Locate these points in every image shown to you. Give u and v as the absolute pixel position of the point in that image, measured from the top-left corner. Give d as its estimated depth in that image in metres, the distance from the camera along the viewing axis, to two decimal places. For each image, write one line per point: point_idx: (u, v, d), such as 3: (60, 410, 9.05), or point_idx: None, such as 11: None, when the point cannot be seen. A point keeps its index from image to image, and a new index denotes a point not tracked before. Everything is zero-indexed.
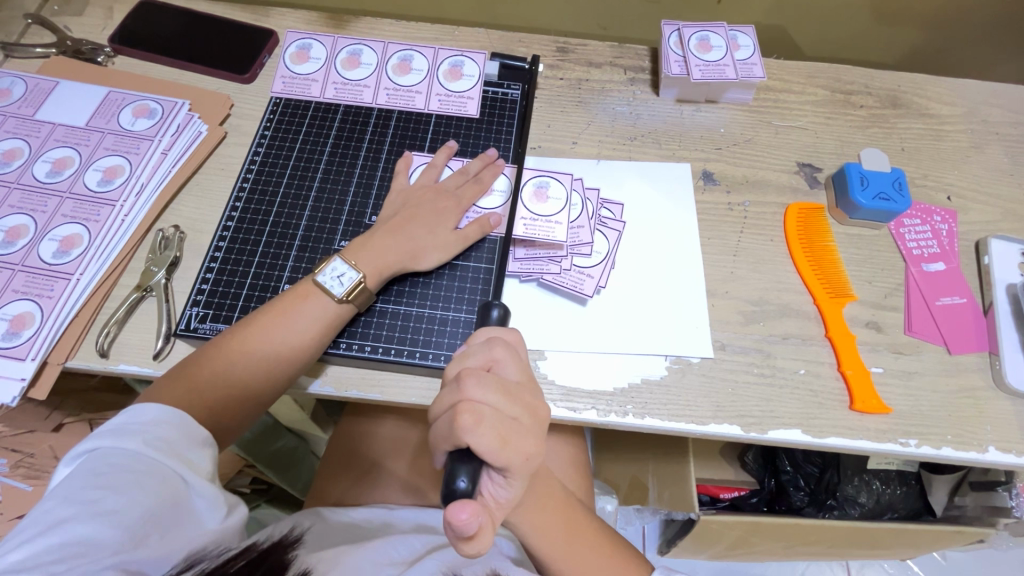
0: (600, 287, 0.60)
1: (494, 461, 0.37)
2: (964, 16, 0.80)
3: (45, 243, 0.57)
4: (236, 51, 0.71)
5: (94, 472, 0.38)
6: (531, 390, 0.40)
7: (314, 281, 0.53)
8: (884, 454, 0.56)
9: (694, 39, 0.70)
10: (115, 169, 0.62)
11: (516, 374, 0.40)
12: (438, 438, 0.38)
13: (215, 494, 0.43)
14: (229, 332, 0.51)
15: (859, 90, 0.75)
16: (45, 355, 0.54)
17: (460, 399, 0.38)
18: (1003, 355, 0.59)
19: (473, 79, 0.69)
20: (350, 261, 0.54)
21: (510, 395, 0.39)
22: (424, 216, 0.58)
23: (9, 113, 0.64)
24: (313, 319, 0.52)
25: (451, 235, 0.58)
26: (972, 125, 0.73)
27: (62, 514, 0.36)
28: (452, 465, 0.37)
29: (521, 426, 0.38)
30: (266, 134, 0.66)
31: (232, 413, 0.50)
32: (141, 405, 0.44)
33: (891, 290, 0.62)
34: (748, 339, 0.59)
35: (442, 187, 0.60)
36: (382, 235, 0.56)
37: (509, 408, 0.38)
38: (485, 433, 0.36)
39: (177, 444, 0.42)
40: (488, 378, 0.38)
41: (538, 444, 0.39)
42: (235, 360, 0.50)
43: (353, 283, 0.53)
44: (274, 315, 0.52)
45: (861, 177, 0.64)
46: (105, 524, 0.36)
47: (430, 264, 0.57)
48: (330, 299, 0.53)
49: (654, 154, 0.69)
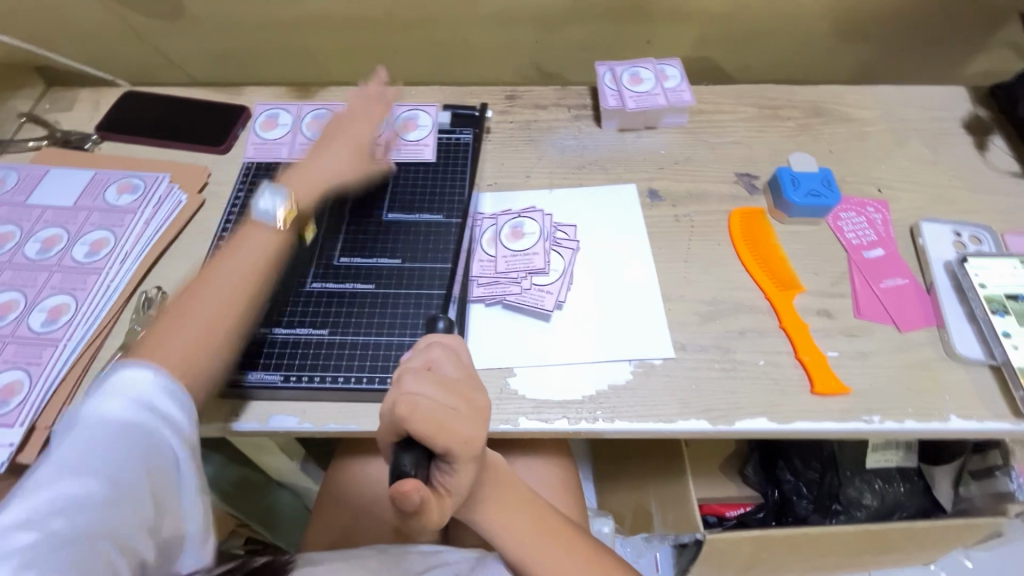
0: (560, 301, 0.63)
1: (434, 447, 0.39)
2: (868, 31, 0.88)
3: (35, 314, 0.61)
4: (212, 127, 0.78)
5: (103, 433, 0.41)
6: (471, 383, 0.43)
7: (252, 214, 0.59)
8: (853, 434, 0.58)
9: (626, 75, 0.78)
10: (101, 241, 0.66)
11: (455, 370, 0.43)
12: (383, 433, 0.40)
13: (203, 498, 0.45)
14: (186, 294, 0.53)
15: (785, 105, 0.81)
16: (33, 420, 0.56)
17: (399, 393, 0.40)
18: (950, 327, 0.61)
19: (427, 128, 0.76)
20: (280, 188, 0.62)
21: (448, 388, 0.41)
22: (340, 141, 0.67)
23: (2, 201, 0.69)
24: (262, 246, 0.58)
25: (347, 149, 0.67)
26: (892, 124, 0.79)
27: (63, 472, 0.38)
28: (396, 455, 0.39)
29: (462, 416, 0.40)
30: (240, 196, 0.72)
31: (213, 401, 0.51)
32: (132, 369, 0.46)
33: (836, 278, 0.66)
34: (707, 337, 0.62)
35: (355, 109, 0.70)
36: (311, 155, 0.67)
37: (448, 400, 0.40)
38: (422, 420, 0.38)
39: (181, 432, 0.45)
40: (426, 373, 0.41)
41: (479, 432, 0.41)
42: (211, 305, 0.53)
43: (289, 207, 0.61)
44: (224, 261, 0.56)
45: (793, 178, 0.69)
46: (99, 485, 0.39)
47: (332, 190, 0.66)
48: (270, 224, 0.59)
49: (602, 179, 0.74)
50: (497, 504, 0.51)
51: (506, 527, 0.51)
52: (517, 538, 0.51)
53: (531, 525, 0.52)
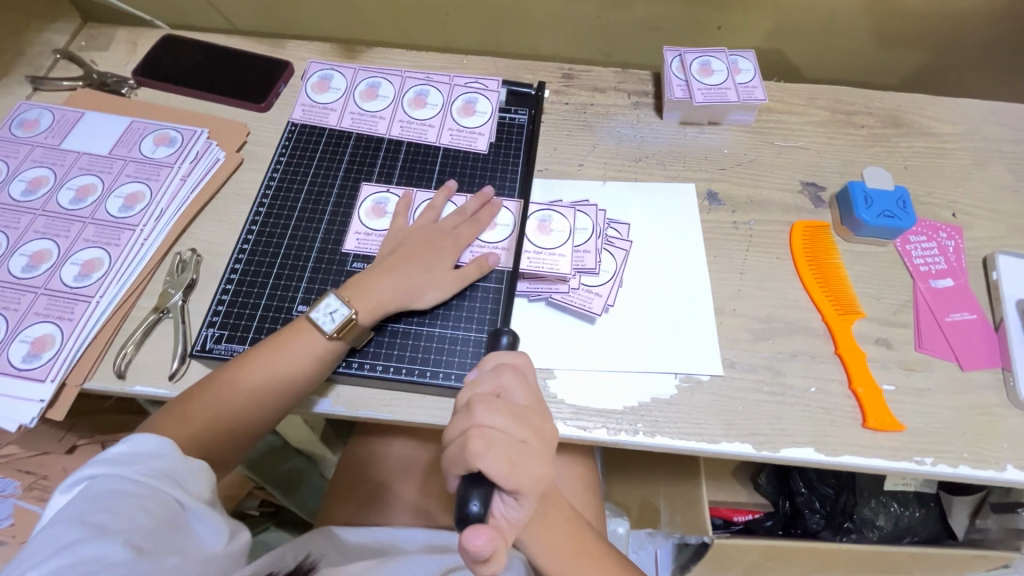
0: (608, 305, 0.60)
1: (504, 485, 0.38)
2: (961, 38, 0.81)
3: (68, 267, 0.59)
4: (253, 82, 0.74)
5: (96, 497, 0.39)
6: (539, 413, 0.42)
7: (308, 318, 0.54)
8: (900, 473, 0.55)
9: (696, 63, 0.72)
10: (136, 195, 0.64)
11: (524, 398, 0.42)
12: (450, 463, 0.39)
13: (217, 519, 0.44)
14: (224, 374, 0.52)
15: (860, 111, 0.76)
16: (64, 377, 0.55)
17: (471, 424, 0.39)
18: (1017, 371, 0.58)
19: (485, 116, 0.71)
20: (344, 298, 0.55)
21: (518, 419, 0.40)
22: (421, 257, 0.58)
23: (36, 143, 0.67)
24: (305, 356, 0.53)
25: (450, 273, 0.58)
26: (974, 143, 0.74)
27: (72, 537, 0.36)
28: (464, 488, 0.38)
29: (530, 449, 0.40)
30: (282, 159, 0.68)
31: (239, 416, 0.51)
32: (143, 433, 0.45)
33: (899, 306, 0.62)
34: (758, 356, 0.59)
35: (442, 228, 0.61)
36: (381, 271, 0.57)
37: (518, 432, 0.40)
38: (495, 457, 0.38)
39: (176, 476, 0.43)
40: (497, 403, 0.40)
41: (545, 466, 0.40)
42: (260, 363, 0.52)
43: (344, 319, 0.54)
44: (271, 347, 0.53)
45: (865, 196, 0.65)
46: (115, 543, 0.36)
47: (428, 302, 0.57)
48: (321, 334, 0.53)
49: (659, 175, 0.70)
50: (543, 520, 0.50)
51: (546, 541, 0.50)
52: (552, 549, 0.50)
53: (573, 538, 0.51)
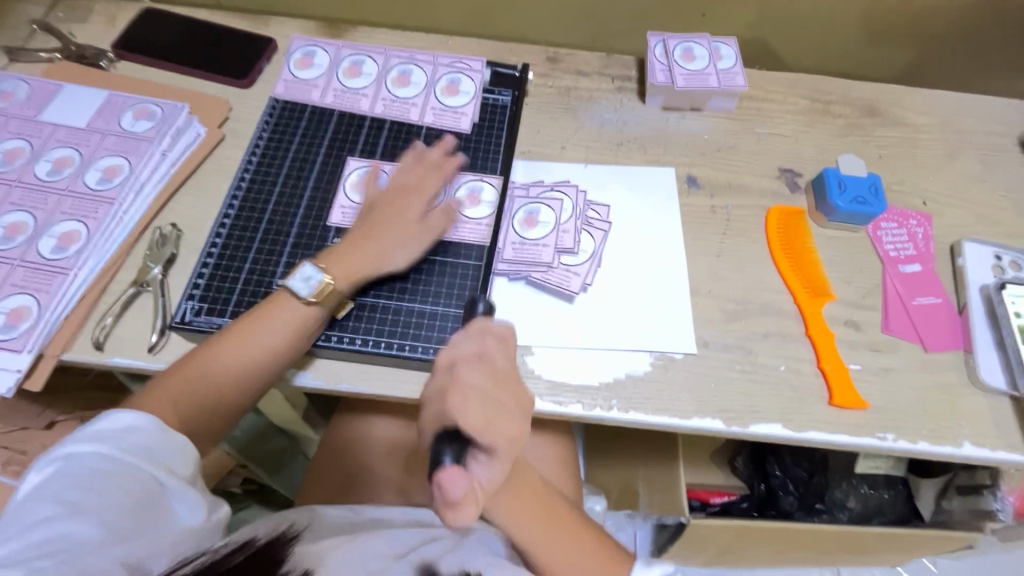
0: (586, 284, 0.62)
1: (479, 440, 0.39)
2: (938, 31, 0.83)
3: (45, 239, 0.59)
4: (235, 58, 0.74)
5: (76, 475, 0.40)
6: (519, 380, 0.43)
7: (284, 287, 0.54)
8: (863, 449, 0.57)
9: (679, 50, 0.73)
10: (115, 168, 0.63)
11: (505, 363, 0.43)
12: (428, 418, 0.40)
13: (196, 497, 0.44)
14: (205, 350, 0.52)
15: (838, 100, 0.77)
16: (41, 348, 0.54)
17: (452, 381, 0.40)
18: (977, 353, 0.60)
19: (469, 96, 0.71)
20: (320, 265, 0.55)
21: (496, 381, 0.41)
22: (389, 217, 0.59)
23: (12, 114, 0.66)
24: (285, 324, 0.53)
25: (416, 227, 0.59)
26: (946, 134, 0.76)
27: (49, 513, 0.38)
28: (438, 444, 0.39)
29: (508, 410, 0.41)
30: (263, 136, 0.68)
31: (224, 388, 0.51)
32: (121, 410, 0.45)
33: (869, 289, 0.64)
34: (731, 336, 0.60)
35: (406, 183, 0.61)
36: (353, 240, 0.57)
37: (497, 393, 0.41)
38: (472, 412, 0.39)
39: (156, 452, 0.44)
40: (479, 365, 0.41)
41: (522, 427, 0.41)
42: (240, 335, 0.52)
43: (321, 284, 0.54)
44: (250, 319, 0.53)
45: (839, 182, 0.67)
46: (87, 525, 0.38)
47: (401, 261, 0.58)
48: (300, 301, 0.54)
49: (639, 160, 0.71)
50: (511, 491, 0.51)
51: (514, 516, 0.51)
52: (538, 536, 0.52)
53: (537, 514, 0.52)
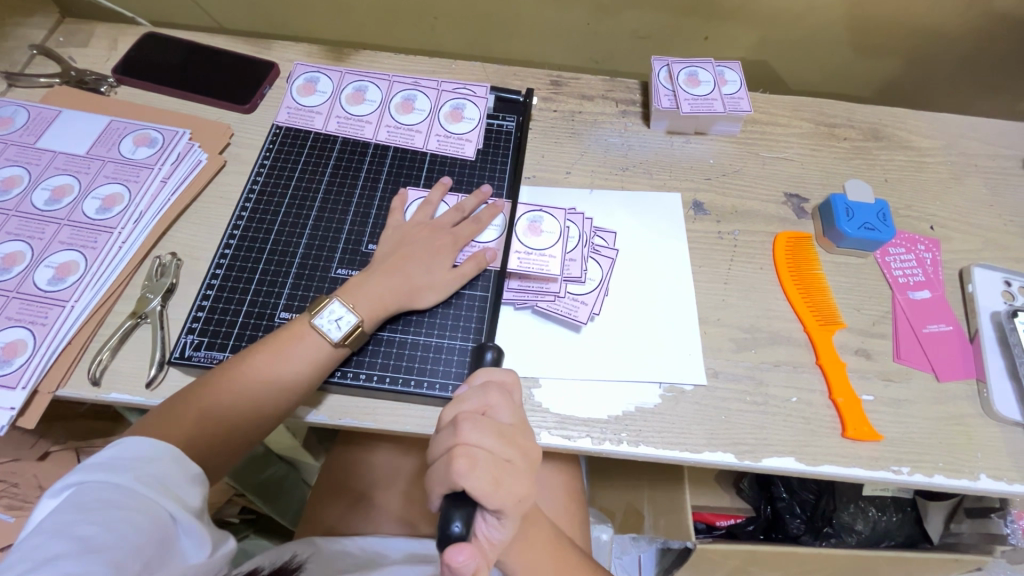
0: (594, 313, 0.61)
1: (488, 504, 0.38)
2: (941, 54, 0.83)
3: (42, 270, 0.58)
4: (237, 83, 0.73)
5: (84, 506, 0.37)
6: (525, 432, 0.42)
7: (310, 323, 0.53)
8: (878, 482, 0.56)
9: (683, 74, 0.73)
10: (114, 196, 0.62)
11: (510, 417, 0.42)
12: (433, 481, 0.39)
13: (202, 533, 0.43)
14: (217, 381, 0.50)
15: (843, 123, 0.77)
16: (36, 383, 0.53)
17: (456, 443, 0.39)
18: (990, 382, 0.60)
19: (473, 122, 0.70)
20: (348, 304, 0.54)
21: (504, 438, 0.40)
22: (421, 255, 0.58)
23: (10, 141, 0.65)
24: (307, 362, 0.52)
25: (448, 272, 0.58)
26: (952, 157, 0.76)
27: (55, 550, 0.34)
28: (446, 508, 0.38)
29: (516, 468, 0.40)
30: (265, 163, 0.67)
31: (237, 421, 0.50)
32: (133, 438, 0.44)
33: (879, 317, 0.63)
34: (740, 366, 0.59)
35: (440, 227, 0.61)
36: (380, 273, 0.56)
37: (504, 451, 0.39)
38: (481, 476, 0.38)
39: (168, 482, 0.42)
40: (483, 421, 0.40)
41: (529, 484, 0.40)
42: (258, 370, 0.51)
43: (351, 327, 0.53)
44: (271, 351, 0.52)
45: (847, 208, 0.66)
46: (99, 560, 0.35)
47: (428, 303, 0.57)
48: (326, 341, 0.53)
49: (645, 185, 0.70)
50: (525, 541, 0.50)
51: (529, 566, 0.50)
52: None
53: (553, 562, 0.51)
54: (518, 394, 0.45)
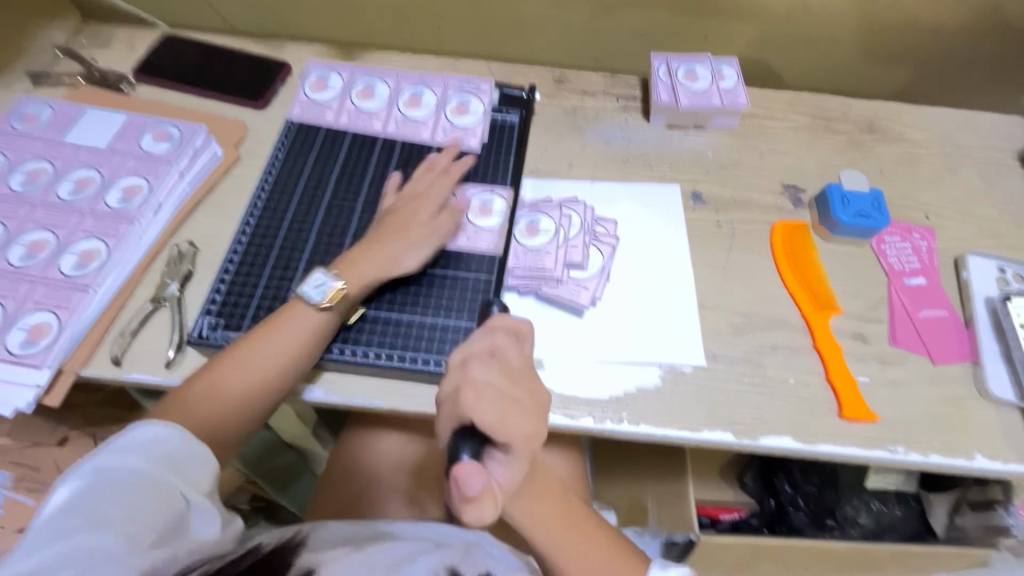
0: (595, 298, 0.62)
1: (495, 436, 0.39)
2: (936, 49, 0.85)
3: (66, 257, 0.60)
4: (252, 81, 0.76)
5: (100, 487, 0.41)
6: (533, 375, 0.44)
7: (297, 296, 0.56)
8: (875, 462, 0.57)
9: (682, 69, 0.75)
10: (134, 187, 0.64)
11: (520, 359, 0.43)
12: (444, 418, 0.41)
13: (213, 512, 0.45)
14: (221, 361, 0.53)
15: (839, 117, 0.79)
16: (60, 363, 0.55)
17: (464, 378, 0.40)
18: (985, 365, 0.61)
19: (478, 116, 0.73)
20: (329, 271, 0.57)
21: (510, 378, 0.42)
22: (401, 224, 0.61)
23: (35, 136, 0.68)
24: (299, 331, 0.54)
25: (429, 237, 0.61)
26: (946, 149, 0.77)
27: (74, 526, 0.38)
28: (455, 441, 0.39)
29: (522, 406, 0.41)
30: (279, 155, 0.70)
31: (245, 397, 0.52)
32: (145, 421, 0.47)
33: (875, 303, 0.65)
34: (739, 349, 0.61)
35: (420, 199, 0.64)
36: (363, 247, 0.59)
37: (511, 389, 0.41)
38: (487, 407, 0.39)
39: (179, 463, 0.45)
40: (490, 362, 0.42)
41: (536, 423, 0.42)
42: (255, 346, 0.53)
43: (333, 290, 0.56)
44: (265, 328, 0.54)
45: (842, 197, 0.68)
46: (112, 536, 0.38)
47: (413, 263, 0.60)
48: (313, 309, 0.55)
49: (645, 176, 0.72)
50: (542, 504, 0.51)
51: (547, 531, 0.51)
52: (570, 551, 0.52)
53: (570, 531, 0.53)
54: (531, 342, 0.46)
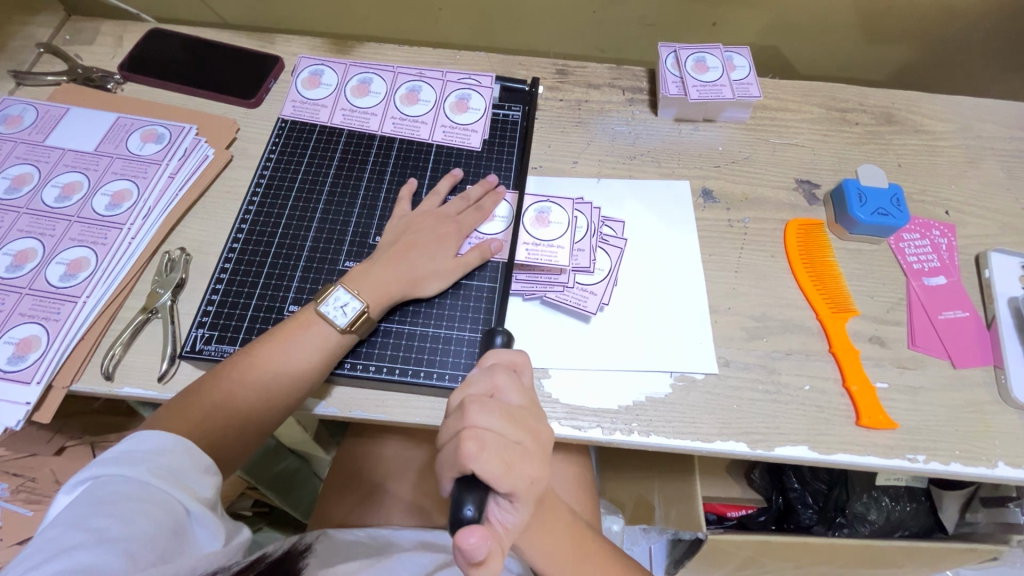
0: (603, 304, 0.60)
1: (499, 487, 0.37)
2: (956, 35, 0.81)
3: (53, 267, 0.58)
4: (243, 77, 0.73)
5: (98, 500, 0.37)
6: (534, 414, 0.42)
7: (316, 311, 0.53)
8: (893, 471, 0.56)
9: (691, 60, 0.72)
10: (123, 193, 0.63)
11: (519, 398, 0.41)
12: (444, 465, 0.39)
13: (216, 523, 0.42)
14: (229, 373, 0.50)
15: (855, 108, 0.76)
16: (50, 379, 0.54)
17: (464, 426, 0.38)
18: (1008, 368, 0.59)
19: (478, 112, 0.70)
20: (353, 290, 0.54)
21: (512, 420, 0.40)
22: (426, 243, 0.58)
23: (19, 139, 0.65)
24: (315, 350, 0.52)
25: (452, 261, 0.58)
26: (967, 141, 0.74)
27: (70, 541, 0.35)
28: (457, 493, 0.37)
29: (527, 451, 0.39)
30: (271, 157, 0.67)
31: (249, 410, 0.50)
32: (146, 432, 0.44)
33: (893, 304, 0.62)
34: (752, 355, 0.59)
35: (445, 214, 0.61)
36: (384, 261, 0.56)
37: (514, 434, 0.39)
38: (490, 459, 0.37)
39: (179, 474, 0.42)
40: (491, 404, 0.39)
41: (541, 468, 0.40)
42: (268, 360, 0.51)
43: (356, 313, 0.54)
44: (279, 342, 0.52)
45: (859, 193, 0.65)
46: (113, 550, 0.35)
47: (431, 291, 0.57)
48: (332, 328, 0.53)
49: (653, 173, 0.70)
50: (545, 526, 0.50)
51: (545, 546, 0.49)
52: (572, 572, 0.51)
53: (573, 548, 0.51)
54: (527, 374, 0.45)
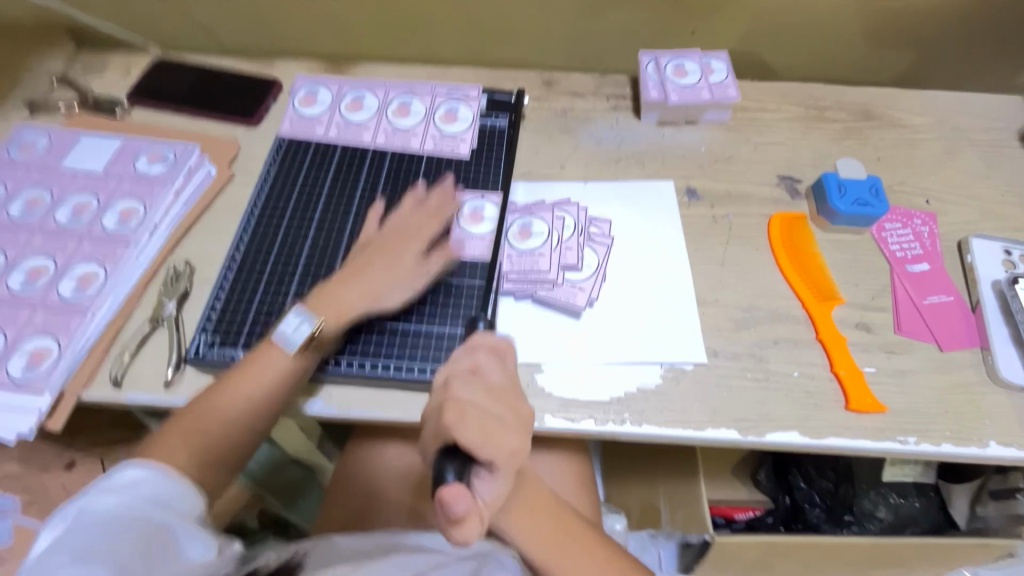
0: (592, 299, 0.62)
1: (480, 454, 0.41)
2: (929, 33, 0.83)
3: (64, 281, 0.61)
4: (243, 98, 0.77)
5: (81, 529, 0.38)
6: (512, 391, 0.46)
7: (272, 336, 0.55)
8: (885, 454, 0.56)
9: (671, 65, 0.75)
10: (129, 211, 0.65)
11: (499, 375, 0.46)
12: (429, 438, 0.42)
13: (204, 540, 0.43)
14: (199, 401, 0.54)
15: (833, 106, 0.78)
16: (61, 388, 0.56)
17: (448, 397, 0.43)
18: (995, 350, 0.59)
19: (467, 122, 0.73)
20: (304, 312, 0.56)
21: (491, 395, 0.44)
22: (382, 257, 0.60)
23: (33, 164, 0.69)
24: (274, 373, 0.54)
25: (413, 270, 0.60)
26: (944, 133, 0.76)
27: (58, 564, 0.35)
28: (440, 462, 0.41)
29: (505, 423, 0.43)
30: (270, 171, 0.70)
31: (218, 436, 0.53)
32: (121, 473, 0.46)
33: (878, 290, 0.64)
34: (740, 344, 0.60)
35: (402, 228, 0.63)
36: (339, 281, 0.58)
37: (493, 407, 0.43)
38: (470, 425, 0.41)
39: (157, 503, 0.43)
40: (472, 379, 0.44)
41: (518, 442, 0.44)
42: (232, 387, 0.54)
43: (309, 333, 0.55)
44: (240, 371, 0.54)
45: (839, 185, 0.67)
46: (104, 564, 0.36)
47: (394, 301, 0.59)
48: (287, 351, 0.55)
49: (638, 174, 0.72)
50: (526, 508, 0.53)
51: (536, 533, 0.52)
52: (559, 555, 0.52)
53: (556, 534, 0.53)
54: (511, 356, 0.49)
